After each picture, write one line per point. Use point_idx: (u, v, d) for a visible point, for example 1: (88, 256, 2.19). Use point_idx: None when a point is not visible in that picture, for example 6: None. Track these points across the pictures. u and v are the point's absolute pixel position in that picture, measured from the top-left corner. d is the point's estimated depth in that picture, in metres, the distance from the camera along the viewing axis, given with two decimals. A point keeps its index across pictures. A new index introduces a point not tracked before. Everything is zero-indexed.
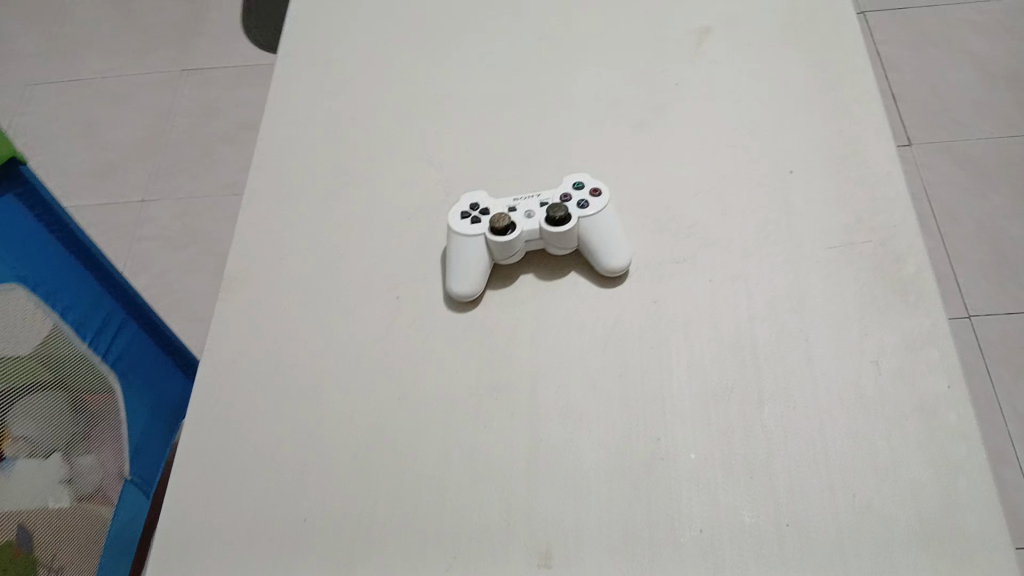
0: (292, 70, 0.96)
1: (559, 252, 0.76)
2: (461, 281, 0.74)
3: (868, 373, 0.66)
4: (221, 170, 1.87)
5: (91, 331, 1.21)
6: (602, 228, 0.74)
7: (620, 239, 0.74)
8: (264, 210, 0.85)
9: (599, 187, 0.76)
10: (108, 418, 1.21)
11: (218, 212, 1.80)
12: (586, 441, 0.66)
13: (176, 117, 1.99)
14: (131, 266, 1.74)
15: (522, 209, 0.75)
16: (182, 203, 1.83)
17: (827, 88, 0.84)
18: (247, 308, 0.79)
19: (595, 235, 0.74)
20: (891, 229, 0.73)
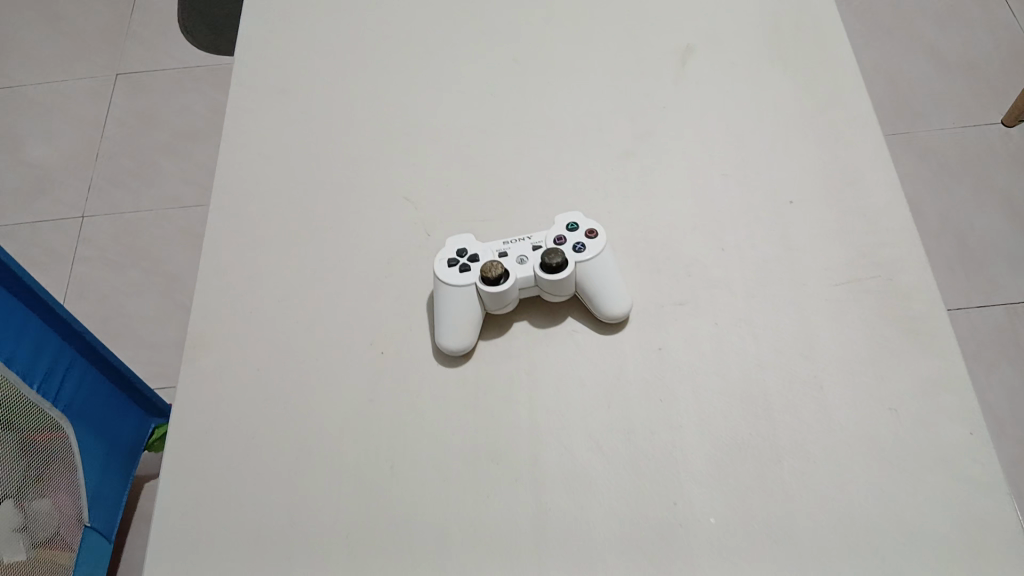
0: (248, 101, 0.89)
1: (553, 299, 0.71)
2: (450, 335, 0.69)
3: (885, 422, 0.64)
4: (165, 183, 1.77)
5: (38, 375, 1.11)
6: (600, 273, 0.69)
7: (620, 284, 0.70)
8: (228, 260, 0.78)
9: (595, 228, 0.71)
10: (63, 459, 1.13)
11: (166, 229, 1.70)
12: (598, 508, 0.62)
13: (113, 128, 1.87)
14: (74, 291, 1.64)
15: (513, 254, 0.71)
16: (127, 221, 1.73)
17: (818, 110, 0.80)
18: (215, 370, 0.73)
19: (593, 281, 0.69)
20: (898, 263, 0.70)
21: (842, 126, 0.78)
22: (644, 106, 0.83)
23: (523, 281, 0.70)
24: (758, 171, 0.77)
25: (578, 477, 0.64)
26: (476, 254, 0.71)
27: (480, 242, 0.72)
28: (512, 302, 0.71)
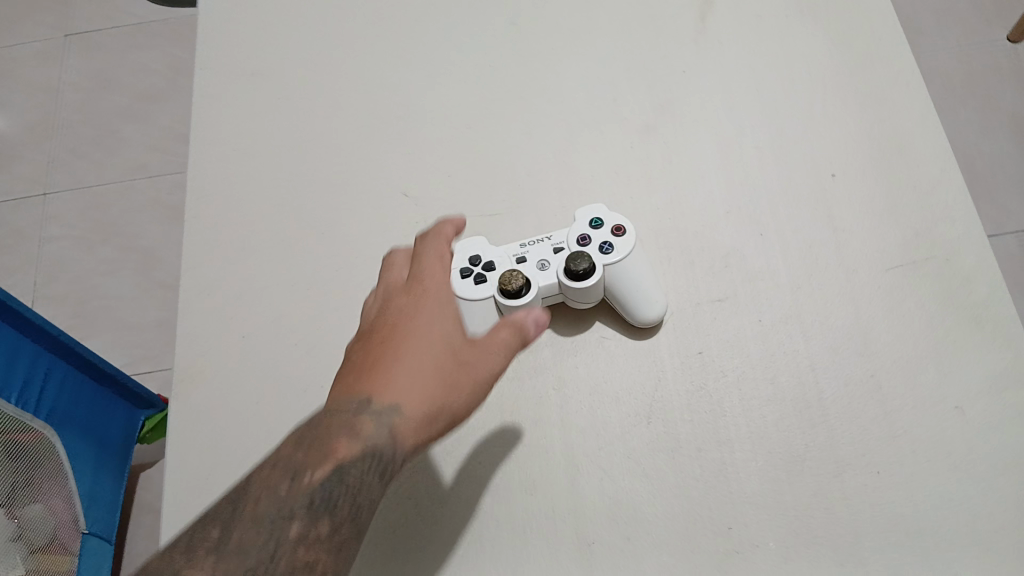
0: (222, 89, 0.80)
1: (580, 306, 0.65)
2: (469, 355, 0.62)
3: (953, 423, 0.58)
4: (130, 151, 1.65)
5: (15, 385, 1.00)
6: (630, 276, 0.63)
7: (653, 286, 0.63)
8: (214, 275, 0.71)
9: (622, 224, 0.64)
10: (50, 462, 1.05)
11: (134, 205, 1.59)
12: (647, 539, 0.57)
13: (67, 93, 1.73)
14: (43, 275, 1.52)
15: (533, 259, 0.64)
16: (93, 196, 1.60)
17: (857, 68, 0.72)
18: (208, 401, 0.65)
19: (624, 285, 0.63)
20: (956, 242, 0.64)
21: (883, 86, 0.71)
22: (662, 72, 0.75)
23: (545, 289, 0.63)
24: (794, 142, 0.70)
25: (623, 506, 0.58)
26: (492, 261, 0.64)
27: (495, 246, 0.65)
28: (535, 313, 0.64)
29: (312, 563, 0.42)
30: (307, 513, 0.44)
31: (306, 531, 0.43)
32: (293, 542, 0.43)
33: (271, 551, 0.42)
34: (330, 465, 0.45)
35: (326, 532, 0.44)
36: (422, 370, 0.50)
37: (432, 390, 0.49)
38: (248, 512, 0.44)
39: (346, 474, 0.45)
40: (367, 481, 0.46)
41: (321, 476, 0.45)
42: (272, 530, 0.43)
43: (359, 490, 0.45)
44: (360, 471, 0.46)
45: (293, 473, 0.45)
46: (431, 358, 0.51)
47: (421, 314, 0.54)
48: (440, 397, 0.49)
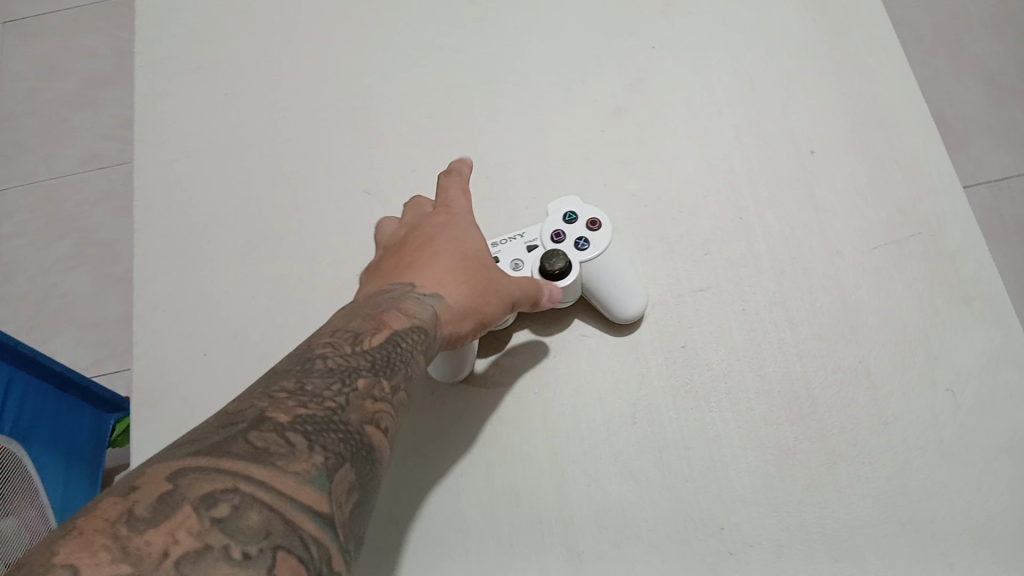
0: (169, 88, 0.76)
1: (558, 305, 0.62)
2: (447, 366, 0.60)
3: (944, 408, 0.57)
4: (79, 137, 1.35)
5: None
6: (608, 272, 0.60)
7: (632, 280, 0.60)
8: (171, 288, 0.67)
9: (597, 217, 0.61)
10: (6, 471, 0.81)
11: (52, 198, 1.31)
12: (637, 544, 0.55)
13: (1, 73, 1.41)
14: None
15: (506, 260, 0.61)
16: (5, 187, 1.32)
17: (834, 37, 0.69)
18: (170, 422, 0.61)
19: (602, 282, 0.60)
20: (941, 217, 0.62)
21: (862, 54, 0.68)
22: (631, 48, 0.71)
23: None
24: (773, 117, 0.67)
25: (612, 512, 0.56)
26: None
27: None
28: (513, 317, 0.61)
29: (378, 414, 0.40)
30: (371, 373, 0.41)
31: (372, 386, 0.41)
32: (361, 394, 0.40)
33: (343, 399, 0.39)
34: (384, 336, 0.45)
35: (389, 391, 0.41)
36: (460, 272, 0.53)
37: (470, 291, 0.52)
38: (318, 365, 0.40)
39: (399, 346, 0.44)
40: (417, 355, 0.45)
41: (379, 344, 0.44)
42: (343, 380, 0.40)
43: (411, 361, 0.44)
44: (412, 345, 0.45)
45: (350, 338, 0.43)
46: (471, 263, 0.54)
47: (456, 225, 0.56)
48: (477, 300, 0.52)
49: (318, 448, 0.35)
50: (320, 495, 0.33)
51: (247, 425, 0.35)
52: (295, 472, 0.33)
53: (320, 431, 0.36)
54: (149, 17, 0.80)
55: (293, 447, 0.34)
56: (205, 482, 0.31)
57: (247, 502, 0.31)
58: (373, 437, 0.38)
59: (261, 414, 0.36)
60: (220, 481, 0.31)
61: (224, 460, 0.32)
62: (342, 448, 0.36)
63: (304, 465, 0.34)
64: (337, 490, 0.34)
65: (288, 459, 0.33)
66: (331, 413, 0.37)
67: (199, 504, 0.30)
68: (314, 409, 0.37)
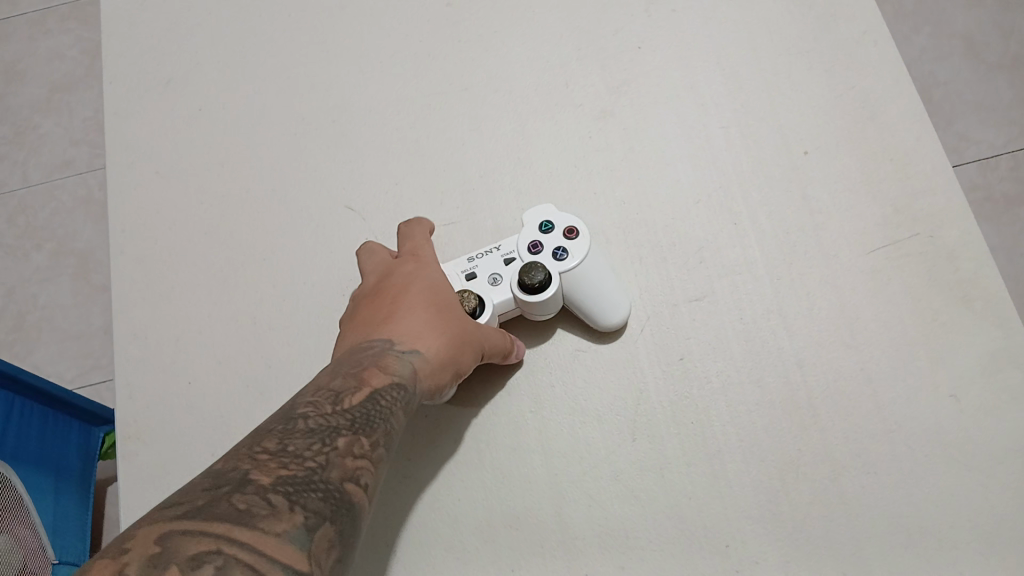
0: (140, 106, 0.73)
1: (539, 319, 0.60)
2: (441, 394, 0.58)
3: (947, 414, 0.55)
4: (47, 145, 1.17)
5: None
6: (588, 282, 0.58)
7: (614, 288, 0.59)
8: (150, 315, 0.65)
9: (573, 225, 0.59)
10: None
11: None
12: (641, 566, 0.54)
13: None
14: None
15: (484, 274, 0.59)
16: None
17: (821, 30, 0.68)
18: (154, 457, 0.60)
19: (583, 292, 0.58)
20: (937, 216, 0.60)
21: (852, 48, 0.66)
22: (614, 48, 0.69)
23: (502, 307, 0.59)
24: (762, 117, 0.65)
25: (614, 534, 0.55)
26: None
27: (442, 264, 0.60)
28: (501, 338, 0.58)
29: (360, 471, 0.38)
30: (351, 430, 0.40)
31: (352, 444, 0.39)
32: (342, 452, 0.38)
33: (324, 458, 0.37)
34: (363, 393, 0.43)
35: (370, 447, 0.40)
36: (437, 324, 0.51)
37: (450, 339, 0.50)
38: (299, 424, 0.38)
39: (378, 403, 0.43)
40: (398, 412, 0.43)
41: (359, 401, 0.42)
42: (324, 439, 0.38)
43: (391, 417, 0.43)
44: (393, 402, 0.44)
45: (329, 397, 0.41)
46: (449, 312, 0.52)
47: (428, 273, 0.55)
48: (456, 351, 0.50)
49: (300, 507, 0.33)
50: (303, 555, 0.31)
51: (230, 486, 0.33)
52: (278, 534, 0.31)
53: (302, 492, 0.34)
54: (115, 33, 0.77)
55: (276, 507, 0.32)
56: (191, 544, 0.29)
57: (234, 563, 0.29)
58: (355, 496, 0.36)
59: (243, 476, 0.34)
60: (207, 542, 0.29)
61: (210, 521, 0.30)
62: (325, 507, 0.34)
63: (287, 526, 0.32)
64: (320, 549, 0.32)
65: (270, 520, 0.32)
66: (312, 472, 0.35)
67: (185, 565, 0.28)
68: (297, 469, 0.35)
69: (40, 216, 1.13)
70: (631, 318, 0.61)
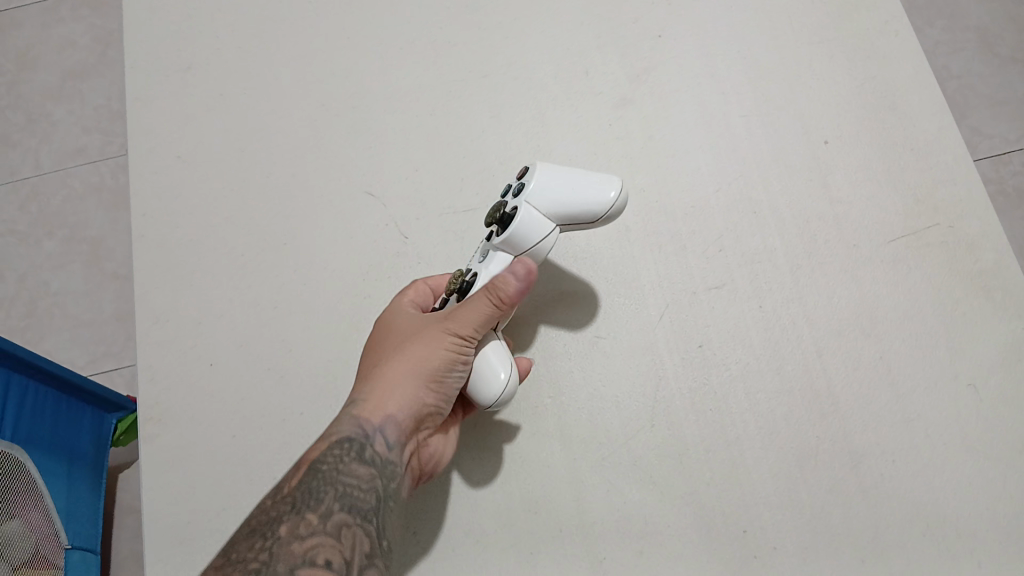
0: (159, 92, 0.73)
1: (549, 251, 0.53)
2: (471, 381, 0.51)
3: (966, 403, 0.56)
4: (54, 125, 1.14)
5: None
6: (551, 188, 0.52)
7: (588, 183, 0.52)
8: (171, 299, 0.65)
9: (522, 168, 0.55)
10: None
11: (10, 191, 1.10)
12: (659, 551, 0.54)
13: None
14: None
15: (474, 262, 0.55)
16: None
17: (842, 19, 0.67)
18: (176, 440, 0.60)
19: (562, 201, 0.52)
20: (957, 206, 0.60)
21: (872, 37, 0.66)
22: (634, 36, 0.69)
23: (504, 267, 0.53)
24: (782, 106, 0.65)
25: (633, 519, 0.55)
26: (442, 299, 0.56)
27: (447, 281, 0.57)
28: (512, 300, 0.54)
29: (311, 548, 0.43)
30: (293, 513, 0.45)
31: (296, 524, 0.44)
32: (285, 538, 0.44)
33: (267, 553, 0.43)
34: (306, 469, 0.48)
35: (317, 518, 0.45)
36: (379, 365, 0.52)
37: (400, 364, 0.51)
38: (244, 531, 0.45)
39: (321, 472, 0.47)
40: (345, 467, 0.47)
41: (298, 482, 0.47)
42: (265, 535, 0.44)
43: (337, 475, 0.47)
44: (335, 461, 0.48)
45: (277, 490, 0.47)
46: (397, 336, 0.53)
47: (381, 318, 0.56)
48: (411, 366, 0.50)
49: None
50: None
51: None
52: None
53: None
54: (134, 17, 0.77)
55: None
56: None
57: None
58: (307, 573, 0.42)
59: None
60: None
61: None
62: None
63: None
64: None
65: None
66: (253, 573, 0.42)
67: None
68: None
69: (50, 200, 1.09)
70: (650, 306, 0.61)
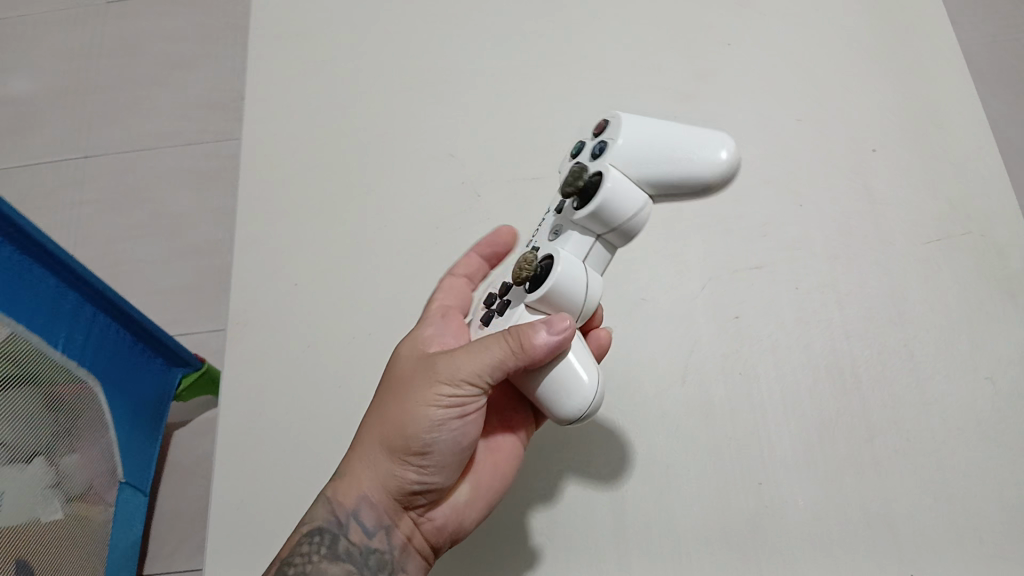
0: (271, 56, 0.82)
1: (641, 222, 0.49)
2: (547, 396, 0.47)
3: (982, 394, 0.59)
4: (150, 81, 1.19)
5: (69, 317, 0.72)
6: (640, 150, 0.47)
7: (683, 140, 0.47)
8: (262, 231, 0.73)
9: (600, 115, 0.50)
10: (34, 444, 0.67)
11: (109, 163, 1.13)
12: (679, 492, 0.59)
13: (66, 13, 1.27)
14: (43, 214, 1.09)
15: (541, 238, 0.51)
16: (54, 143, 1.16)
17: (897, 42, 0.73)
18: (257, 352, 0.68)
19: (658, 166, 0.47)
20: (991, 217, 0.65)
21: (922, 60, 0.71)
22: (701, 43, 0.76)
23: (583, 248, 0.49)
24: (832, 114, 0.71)
25: (656, 463, 0.60)
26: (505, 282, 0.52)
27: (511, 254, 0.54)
28: (581, 287, 0.48)
29: None
30: None
31: None
32: None
33: None
34: (284, 559, 0.49)
35: None
36: (366, 431, 0.50)
37: (382, 438, 0.49)
38: None
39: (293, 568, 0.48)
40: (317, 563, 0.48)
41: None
42: None
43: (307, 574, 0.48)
44: (308, 556, 0.48)
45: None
46: (384, 400, 0.51)
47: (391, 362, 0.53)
48: (389, 441, 0.48)
49: None
50: None
51: None
52: None
53: None
54: None
55: None
56: None
57: None
58: None
59: None
60: None
61: None
62: None
63: None
64: None
65: None
66: None
67: None
68: None
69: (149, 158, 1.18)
70: (692, 279, 0.66)
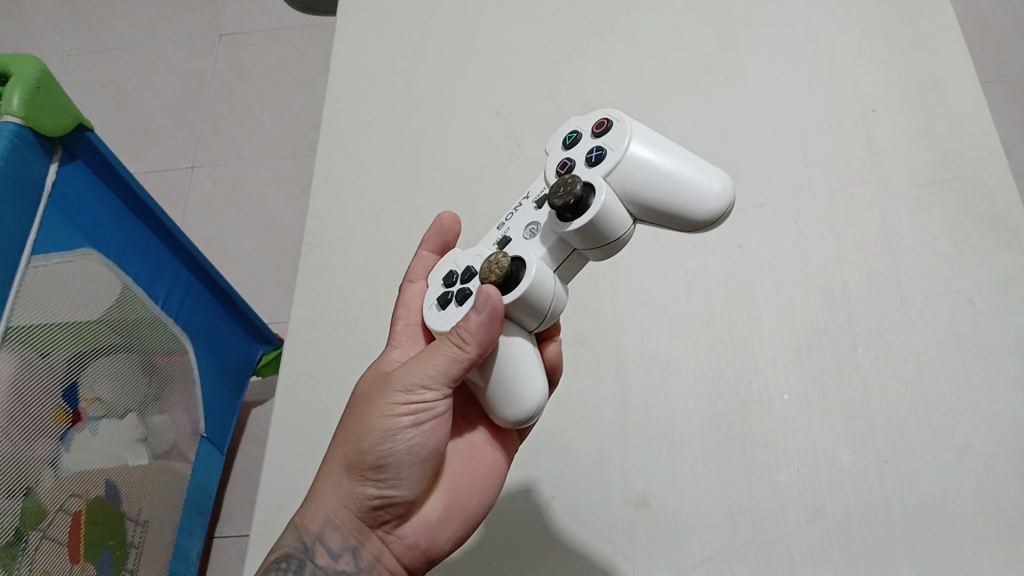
0: (357, 32, 0.96)
1: (622, 244, 0.51)
2: (495, 391, 0.50)
3: (962, 312, 0.65)
4: (259, 83, 1.38)
5: (170, 278, 0.84)
6: (633, 173, 0.49)
7: (677, 176, 0.49)
8: (338, 171, 0.86)
9: (604, 119, 0.51)
10: (132, 402, 0.76)
11: (213, 169, 1.29)
12: (677, 388, 0.67)
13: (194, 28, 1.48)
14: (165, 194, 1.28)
15: (517, 233, 0.52)
16: (173, 140, 1.34)
17: (905, 18, 0.80)
18: (326, 268, 0.80)
19: (647, 194, 0.49)
20: (981, 163, 0.71)
21: (927, 33, 0.79)
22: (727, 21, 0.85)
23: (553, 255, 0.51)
24: (840, 79, 0.79)
25: (658, 362, 0.68)
26: (470, 268, 0.52)
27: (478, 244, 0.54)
28: (549, 295, 0.50)
29: None
30: None
31: None
32: None
33: None
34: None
35: None
36: (330, 454, 0.55)
37: (344, 460, 0.53)
38: None
39: None
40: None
41: None
42: None
43: None
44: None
45: None
46: (346, 424, 0.55)
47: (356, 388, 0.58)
48: (350, 461, 0.52)
49: None
50: None
51: None
52: None
53: None
54: None
55: None
56: None
57: None
58: None
59: None
60: None
61: None
62: None
63: None
64: None
65: None
66: None
67: None
68: None
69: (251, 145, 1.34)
70: None
